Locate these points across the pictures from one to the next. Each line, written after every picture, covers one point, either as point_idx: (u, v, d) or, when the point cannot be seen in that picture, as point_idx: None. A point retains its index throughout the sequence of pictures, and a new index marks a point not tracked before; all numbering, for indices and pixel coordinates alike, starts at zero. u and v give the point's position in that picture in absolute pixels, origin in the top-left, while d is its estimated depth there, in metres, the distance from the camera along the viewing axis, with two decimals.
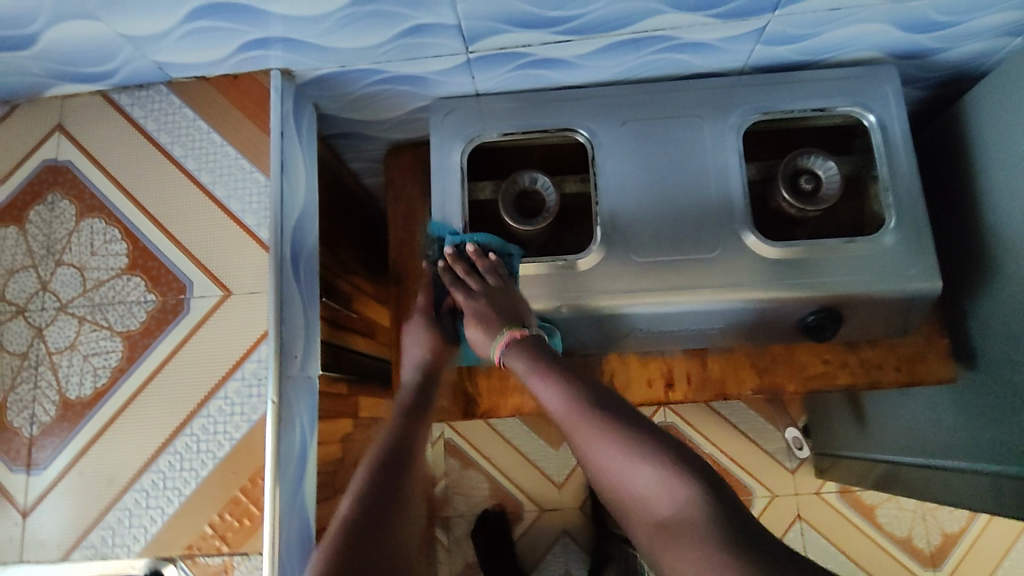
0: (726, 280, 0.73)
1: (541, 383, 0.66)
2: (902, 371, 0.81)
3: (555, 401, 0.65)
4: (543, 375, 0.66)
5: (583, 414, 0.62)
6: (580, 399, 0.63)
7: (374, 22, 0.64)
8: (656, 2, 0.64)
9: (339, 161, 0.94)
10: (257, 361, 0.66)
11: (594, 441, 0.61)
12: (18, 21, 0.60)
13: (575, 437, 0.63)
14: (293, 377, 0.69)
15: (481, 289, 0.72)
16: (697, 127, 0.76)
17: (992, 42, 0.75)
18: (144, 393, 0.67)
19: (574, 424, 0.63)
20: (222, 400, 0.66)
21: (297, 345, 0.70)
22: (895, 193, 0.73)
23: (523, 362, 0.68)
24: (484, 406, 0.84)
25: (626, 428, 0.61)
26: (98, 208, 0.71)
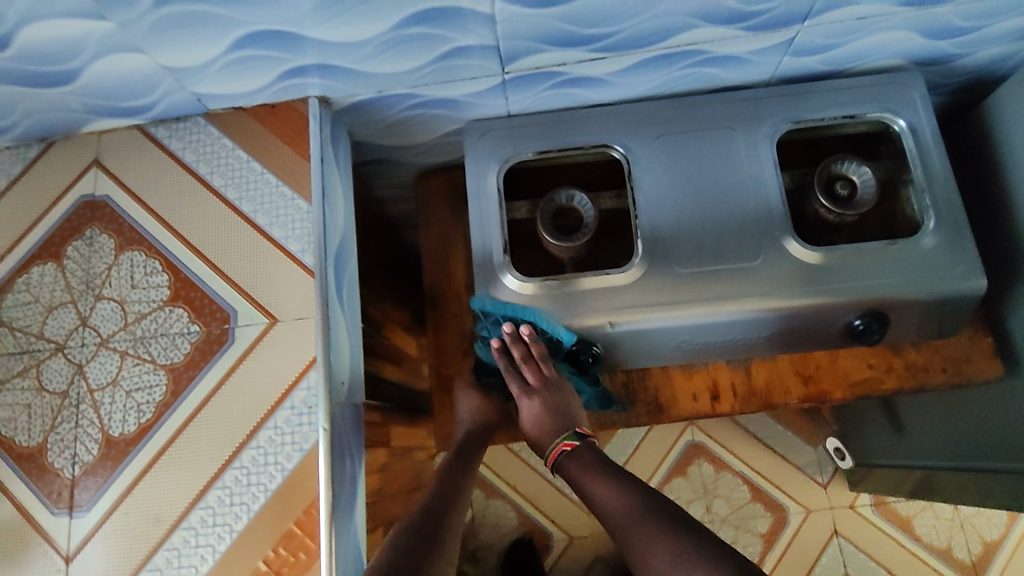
0: (771, 287, 0.73)
1: (598, 481, 0.71)
2: (949, 372, 0.80)
3: (610, 499, 0.69)
4: (601, 476, 0.72)
5: (635, 511, 0.66)
6: (636, 498, 0.67)
7: (416, 45, 0.65)
8: (691, 17, 0.65)
9: (367, 188, 0.94)
10: (307, 388, 0.65)
11: (644, 539, 0.63)
12: (64, 56, 0.60)
13: (625, 536, 0.65)
14: (343, 403, 0.68)
15: (539, 388, 0.77)
16: (730, 138, 0.77)
17: (1012, 46, 0.77)
18: (191, 427, 0.65)
19: (626, 523, 0.66)
20: (271, 430, 0.64)
21: (344, 371, 0.69)
22: (931, 194, 0.74)
23: (580, 464, 0.75)
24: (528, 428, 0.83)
25: (676, 531, 0.62)
26: (137, 241, 0.70)
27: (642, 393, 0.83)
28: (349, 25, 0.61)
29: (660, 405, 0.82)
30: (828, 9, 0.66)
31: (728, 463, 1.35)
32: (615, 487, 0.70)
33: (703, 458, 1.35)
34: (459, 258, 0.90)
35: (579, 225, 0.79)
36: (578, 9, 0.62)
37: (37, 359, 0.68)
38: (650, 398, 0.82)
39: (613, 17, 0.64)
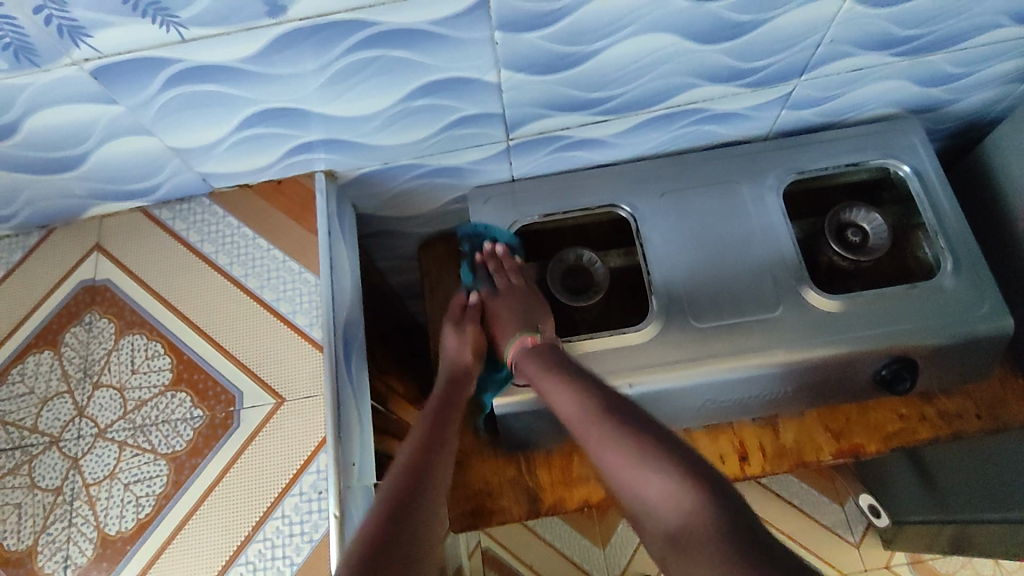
0: (791, 338, 0.70)
1: (555, 390, 0.64)
2: (985, 418, 0.77)
3: (568, 406, 0.62)
4: (558, 384, 0.64)
5: (596, 417, 0.59)
6: (596, 401, 0.61)
7: (421, 116, 0.65)
8: (691, 76, 0.66)
9: (371, 259, 0.93)
10: (315, 473, 0.61)
11: (610, 444, 0.57)
12: (71, 141, 0.60)
13: (591, 442, 0.59)
14: (354, 487, 0.63)
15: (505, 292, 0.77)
16: (736, 192, 0.77)
17: (1002, 88, 0.79)
18: (193, 520, 0.61)
19: (590, 429, 0.59)
20: (279, 519, 0.60)
21: (356, 450, 0.65)
22: (945, 236, 0.73)
23: (537, 369, 0.67)
24: (548, 501, 0.77)
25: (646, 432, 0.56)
26: (139, 324, 0.68)
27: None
28: (357, 100, 0.61)
29: None
30: (824, 63, 0.68)
31: None
32: (571, 391, 0.63)
33: None
34: None
35: (589, 281, 0.79)
36: (582, 74, 0.63)
37: (29, 454, 0.64)
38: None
39: (616, 79, 0.65)
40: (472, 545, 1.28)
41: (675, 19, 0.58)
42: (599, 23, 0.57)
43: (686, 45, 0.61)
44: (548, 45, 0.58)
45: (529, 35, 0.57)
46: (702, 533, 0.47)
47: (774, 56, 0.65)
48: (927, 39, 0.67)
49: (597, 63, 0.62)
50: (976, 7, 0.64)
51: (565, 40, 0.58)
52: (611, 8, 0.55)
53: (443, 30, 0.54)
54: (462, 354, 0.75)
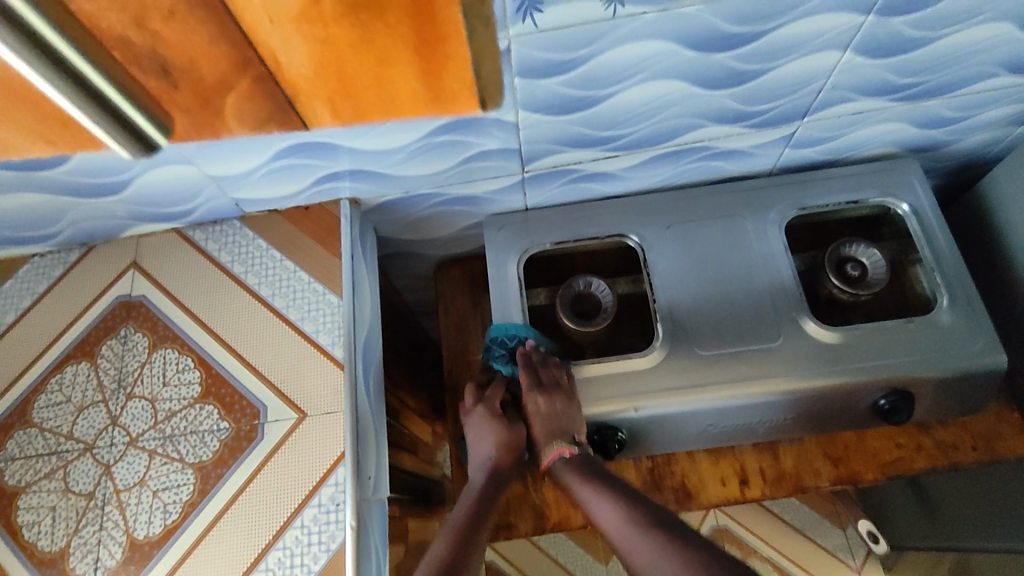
0: (791, 368, 0.73)
1: (595, 497, 0.65)
2: (981, 450, 0.79)
3: (607, 514, 0.63)
4: (598, 491, 0.65)
5: (634, 526, 0.60)
6: (632, 512, 0.62)
7: (442, 150, 0.69)
8: (698, 117, 0.70)
9: (388, 279, 0.97)
10: (334, 485, 0.64)
11: (651, 556, 0.57)
12: (117, 169, 0.65)
13: (632, 557, 0.59)
14: (370, 501, 0.66)
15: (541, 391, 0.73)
16: (740, 225, 0.80)
17: (1000, 131, 0.82)
18: (217, 527, 0.65)
19: (630, 543, 0.59)
20: (298, 529, 0.63)
21: (372, 465, 0.68)
22: (941, 273, 0.76)
23: (576, 476, 0.68)
24: (553, 519, 0.80)
25: (686, 547, 0.56)
26: (171, 339, 0.72)
27: (669, 480, 0.80)
28: (383, 135, 0.65)
29: (688, 491, 0.80)
30: (825, 107, 0.72)
31: (755, 549, 1.29)
32: (612, 500, 0.64)
33: (729, 545, 1.30)
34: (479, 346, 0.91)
35: (597, 309, 0.81)
36: (596, 114, 0.67)
37: (64, 460, 0.68)
38: (677, 485, 0.80)
39: (627, 119, 0.69)
40: None
41: (683, 67, 0.62)
42: (612, 70, 0.60)
43: (693, 89, 0.65)
44: (564, 88, 0.62)
45: (546, 79, 0.61)
46: None
47: (777, 100, 0.69)
48: (925, 86, 0.71)
49: (609, 105, 0.66)
50: (971, 59, 0.67)
51: (579, 84, 0.62)
52: (623, 57, 0.59)
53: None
54: (496, 457, 0.74)
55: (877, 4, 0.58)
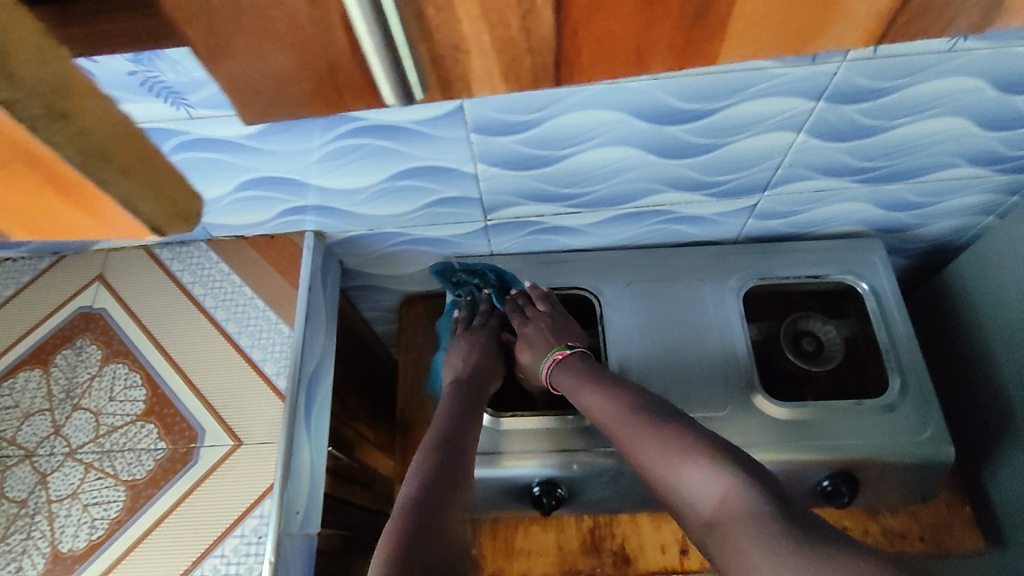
0: (738, 439, 0.72)
1: (591, 392, 0.66)
2: (928, 541, 0.77)
3: (602, 408, 0.64)
4: (594, 385, 0.67)
5: (629, 417, 0.62)
6: (628, 403, 0.63)
7: (403, 195, 0.71)
8: (657, 183, 0.72)
9: (355, 310, 0.98)
10: (258, 517, 0.65)
11: (645, 441, 0.59)
12: None
13: (625, 441, 0.61)
14: (294, 535, 0.66)
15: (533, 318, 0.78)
16: (700, 290, 0.81)
17: (968, 219, 0.82)
18: (140, 547, 0.65)
19: (624, 430, 0.61)
20: (218, 558, 0.63)
21: (301, 499, 0.68)
22: (896, 356, 0.76)
23: (572, 376, 0.70)
24: (488, 570, 0.79)
25: (675, 427, 0.59)
26: (123, 353, 0.73)
27: (608, 541, 0.79)
28: (345, 176, 0.67)
29: (626, 555, 0.79)
30: (785, 183, 0.72)
31: None
32: (606, 393, 0.65)
33: None
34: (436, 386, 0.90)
35: None
36: (554, 173, 0.68)
37: (3, 465, 0.69)
38: (616, 547, 0.79)
39: (586, 180, 0.70)
40: None
41: (638, 137, 0.63)
42: (568, 133, 0.62)
43: (649, 157, 0.67)
44: (521, 147, 0.64)
45: (503, 137, 0.62)
46: (735, 514, 0.50)
47: (736, 173, 0.70)
48: (885, 171, 0.72)
49: (567, 165, 0.67)
50: (930, 149, 0.68)
51: (535, 144, 0.63)
52: (578, 122, 0.61)
53: (426, 128, 0.61)
54: (480, 362, 0.78)
55: (827, 92, 0.59)
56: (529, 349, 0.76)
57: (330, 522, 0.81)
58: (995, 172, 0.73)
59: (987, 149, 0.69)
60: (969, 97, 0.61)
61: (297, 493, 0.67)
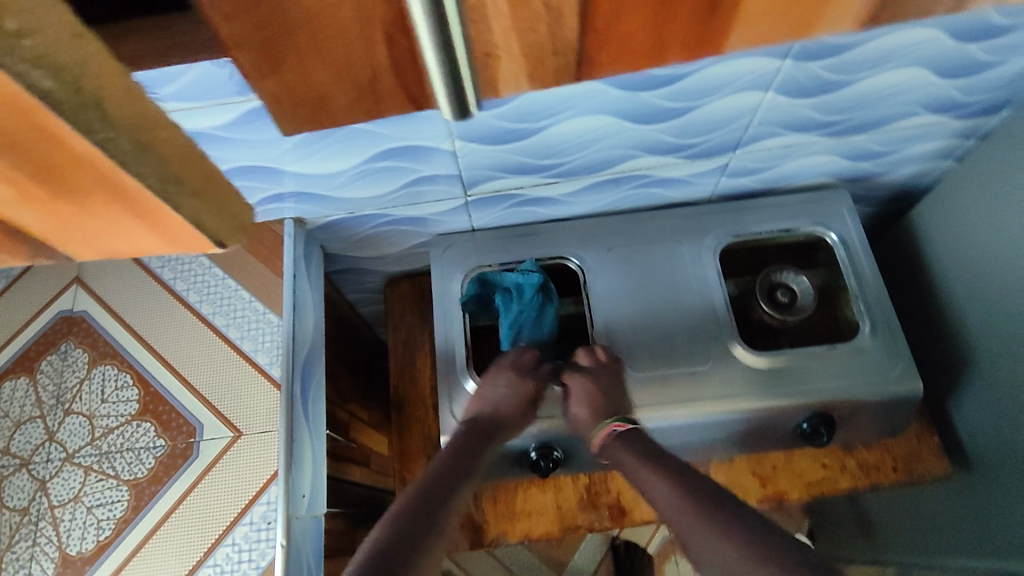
0: (722, 391, 0.75)
1: (650, 474, 0.60)
2: (901, 471, 0.82)
3: (663, 494, 0.58)
4: (652, 466, 0.61)
5: (691, 503, 0.55)
6: (689, 494, 0.56)
7: (382, 175, 0.71)
8: (632, 149, 0.73)
9: (340, 293, 0.98)
10: (266, 503, 0.68)
11: (710, 536, 0.51)
12: None
13: (693, 544, 0.53)
14: (303, 518, 0.67)
15: (594, 375, 0.73)
16: (678, 250, 0.83)
17: (929, 164, 0.85)
18: (151, 542, 0.67)
19: (684, 522, 0.54)
20: (229, 547, 0.66)
21: (306, 483, 0.69)
22: (864, 302, 0.79)
23: (632, 455, 0.64)
24: (490, 533, 0.82)
25: (753, 529, 0.51)
26: (111, 355, 0.73)
27: (605, 496, 0.82)
28: (323, 159, 0.67)
29: (622, 507, 0.82)
30: (754, 141, 0.74)
31: None
32: (665, 478, 0.59)
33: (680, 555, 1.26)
34: (426, 363, 0.92)
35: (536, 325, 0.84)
36: (532, 146, 0.69)
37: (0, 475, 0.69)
38: (613, 501, 0.82)
39: (563, 149, 0.71)
40: None
41: (612, 105, 0.64)
42: (543, 106, 0.63)
43: (623, 123, 0.68)
44: (498, 121, 0.64)
45: (480, 113, 0.63)
46: None
47: (706, 135, 0.72)
48: (850, 123, 0.74)
49: (545, 136, 0.68)
50: (891, 99, 0.71)
51: (510, 118, 0.64)
52: (554, 95, 0.61)
53: None
54: (515, 403, 0.72)
55: (793, 51, 0.61)
56: (588, 407, 0.71)
57: (332, 502, 0.83)
58: (953, 118, 0.76)
59: (944, 97, 0.72)
60: (927, 47, 0.63)
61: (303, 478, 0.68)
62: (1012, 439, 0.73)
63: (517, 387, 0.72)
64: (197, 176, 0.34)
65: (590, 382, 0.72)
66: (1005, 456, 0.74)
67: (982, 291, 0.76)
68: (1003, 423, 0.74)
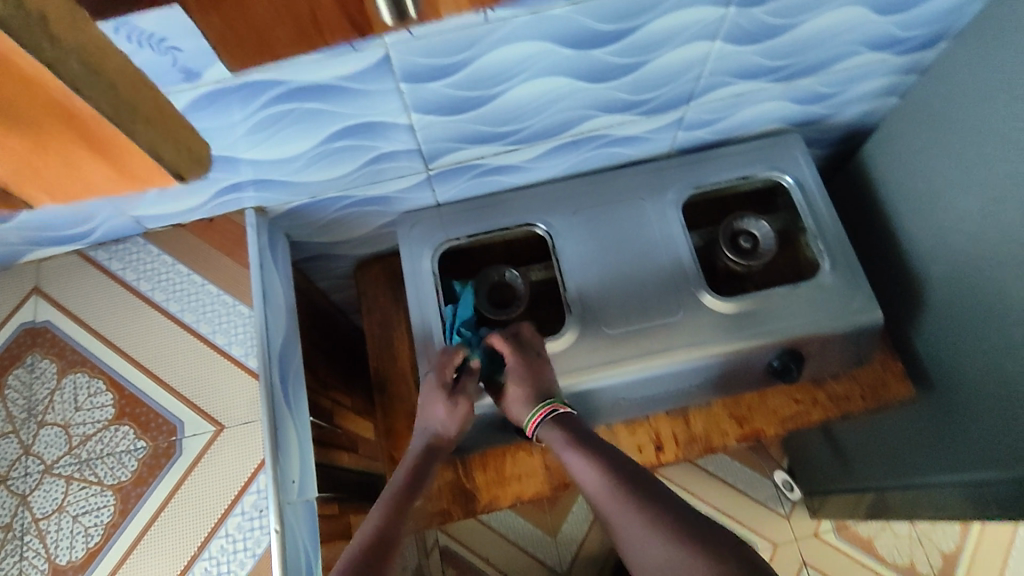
0: (695, 338, 0.77)
1: (580, 457, 0.64)
2: (869, 398, 0.86)
3: (594, 478, 0.62)
4: (581, 449, 0.64)
5: (622, 493, 0.59)
6: (619, 481, 0.60)
7: (341, 155, 0.71)
8: (588, 109, 0.73)
9: (309, 281, 0.97)
10: (256, 492, 0.66)
11: (641, 531, 0.56)
12: (68, 223, 0.71)
13: (622, 529, 0.58)
14: (294, 503, 0.67)
15: (520, 353, 0.73)
16: (641, 207, 0.84)
17: (875, 103, 0.88)
18: (142, 543, 0.65)
19: (614, 508, 0.59)
20: (223, 538, 0.65)
21: (294, 468, 0.69)
22: (823, 240, 0.81)
23: (561, 435, 0.67)
24: (484, 500, 0.83)
25: (680, 525, 0.55)
26: (80, 362, 0.71)
27: None
28: (279, 143, 0.66)
29: None
30: (706, 92, 0.76)
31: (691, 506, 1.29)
32: (594, 461, 0.63)
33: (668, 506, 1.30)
34: (403, 342, 0.92)
35: (512, 297, 0.85)
36: (487, 115, 0.69)
37: None
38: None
39: (521, 115, 0.71)
40: (430, 543, 1.26)
41: (563, 65, 0.64)
42: (496, 71, 0.63)
43: (577, 83, 0.68)
44: (451, 90, 0.64)
45: (432, 83, 0.62)
46: None
47: (658, 89, 0.73)
48: (798, 67, 0.76)
49: (501, 103, 0.68)
50: (834, 40, 0.72)
51: (465, 85, 0.64)
52: (503, 59, 0.61)
53: (352, 83, 0.60)
54: (454, 413, 0.73)
55: None
56: (523, 386, 0.71)
57: (323, 487, 0.83)
58: (893, 54, 0.78)
59: (884, 33, 0.74)
60: None
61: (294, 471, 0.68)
62: (969, 354, 0.76)
63: (450, 409, 0.72)
64: (157, 115, 0.55)
65: (517, 363, 0.73)
66: (963, 373, 0.78)
67: (934, 219, 0.79)
68: (960, 341, 0.78)
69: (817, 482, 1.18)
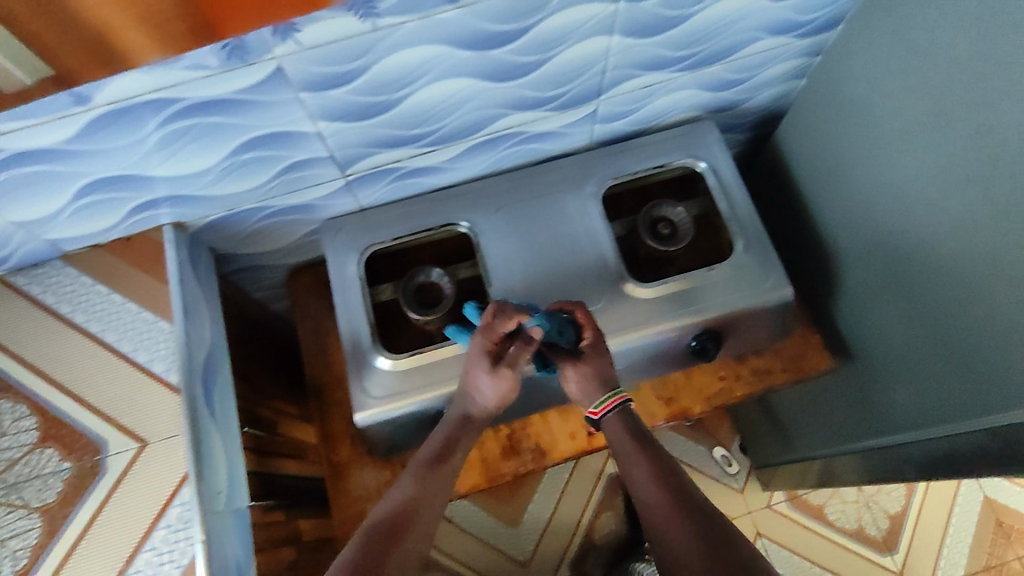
0: (618, 326, 0.79)
1: (638, 463, 0.64)
2: (789, 370, 0.90)
3: (651, 491, 0.62)
4: (643, 458, 0.64)
5: (671, 510, 0.59)
6: (679, 500, 0.60)
7: (252, 168, 0.72)
8: (500, 107, 0.75)
9: (243, 292, 0.98)
10: (180, 504, 0.67)
11: (681, 547, 0.56)
12: None
13: (666, 544, 0.57)
14: (221, 513, 0.68)
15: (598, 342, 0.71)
16: (561, 200, 0.86)
17: (784, 86, 0.91)
18: (73, 560, 0.65)
19: (660, 523, 0.59)
20: (149, 552, 0.66)
21: (219, 480, 0.70)
22: (737, 223, 0.83)
23: (626, 434, 0.67)
24: None
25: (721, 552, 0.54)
26: (5, 387, 0.71)
27: (526, 441, 0.87)
28: (185, 159, 0.67)
29: (540, 449, 0.86)
30: (614, 85, 0.78)
31: None
32: (654, 475, 0.63)
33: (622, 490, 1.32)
34: (339, 347, 0.93)
35: (438, 299, 0.83)
36: (398, 119, 0.70)
37: None
38: (533, 445, 0.86)
39: (432, 117, 0.72)
40: None
41: (467, 66, 0.65)
42: (399, 74, 0.64)
43: (482, 83, 0.69)
44: (354, 97, 0.65)
45: (334, 92, 0.63)
46: None
47: (566, 82, 0.74)
48: (701, 56, 0.78)
49: (408, 107, 0.69)
50: (733, 27, 0.74)
51: (369, 91, 0.65)
52: (401, 63, 0.62)
53: (253, 96, 0.61)
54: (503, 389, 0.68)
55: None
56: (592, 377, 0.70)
57: (262, 495, 0.83)
58: (794, 39, 0.80)
59: (781, 20, 0.76)
60: None
61: (220, 478, 0.70)
62: (886, 324, 0.79)
63: (498, 381, 0.67)
64: None
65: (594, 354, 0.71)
66: (880, 343, 0.81)
67: (843, 196, 0.82)
68: (874, 311, 0.81)
69: (762, 453, 1.22)
